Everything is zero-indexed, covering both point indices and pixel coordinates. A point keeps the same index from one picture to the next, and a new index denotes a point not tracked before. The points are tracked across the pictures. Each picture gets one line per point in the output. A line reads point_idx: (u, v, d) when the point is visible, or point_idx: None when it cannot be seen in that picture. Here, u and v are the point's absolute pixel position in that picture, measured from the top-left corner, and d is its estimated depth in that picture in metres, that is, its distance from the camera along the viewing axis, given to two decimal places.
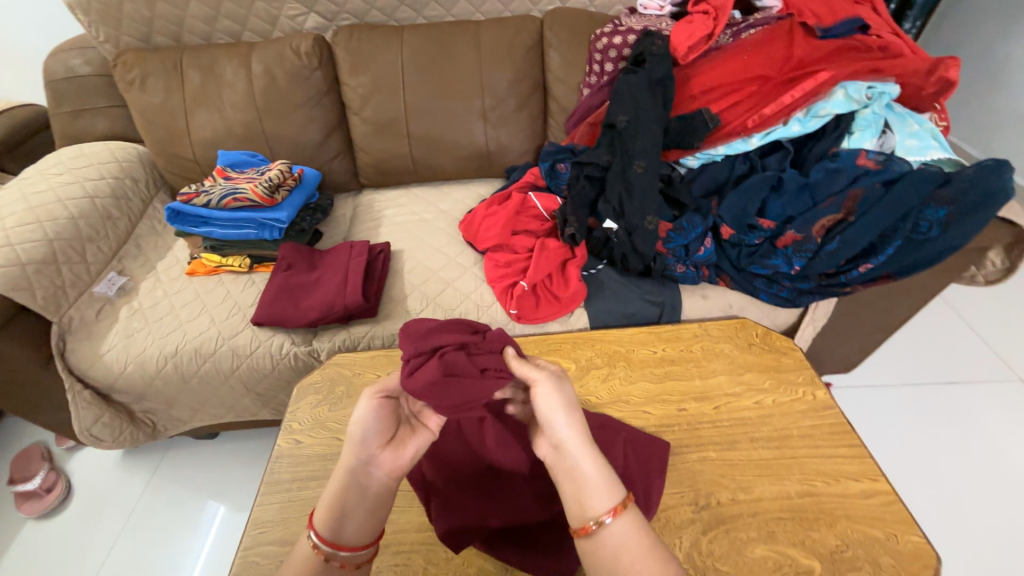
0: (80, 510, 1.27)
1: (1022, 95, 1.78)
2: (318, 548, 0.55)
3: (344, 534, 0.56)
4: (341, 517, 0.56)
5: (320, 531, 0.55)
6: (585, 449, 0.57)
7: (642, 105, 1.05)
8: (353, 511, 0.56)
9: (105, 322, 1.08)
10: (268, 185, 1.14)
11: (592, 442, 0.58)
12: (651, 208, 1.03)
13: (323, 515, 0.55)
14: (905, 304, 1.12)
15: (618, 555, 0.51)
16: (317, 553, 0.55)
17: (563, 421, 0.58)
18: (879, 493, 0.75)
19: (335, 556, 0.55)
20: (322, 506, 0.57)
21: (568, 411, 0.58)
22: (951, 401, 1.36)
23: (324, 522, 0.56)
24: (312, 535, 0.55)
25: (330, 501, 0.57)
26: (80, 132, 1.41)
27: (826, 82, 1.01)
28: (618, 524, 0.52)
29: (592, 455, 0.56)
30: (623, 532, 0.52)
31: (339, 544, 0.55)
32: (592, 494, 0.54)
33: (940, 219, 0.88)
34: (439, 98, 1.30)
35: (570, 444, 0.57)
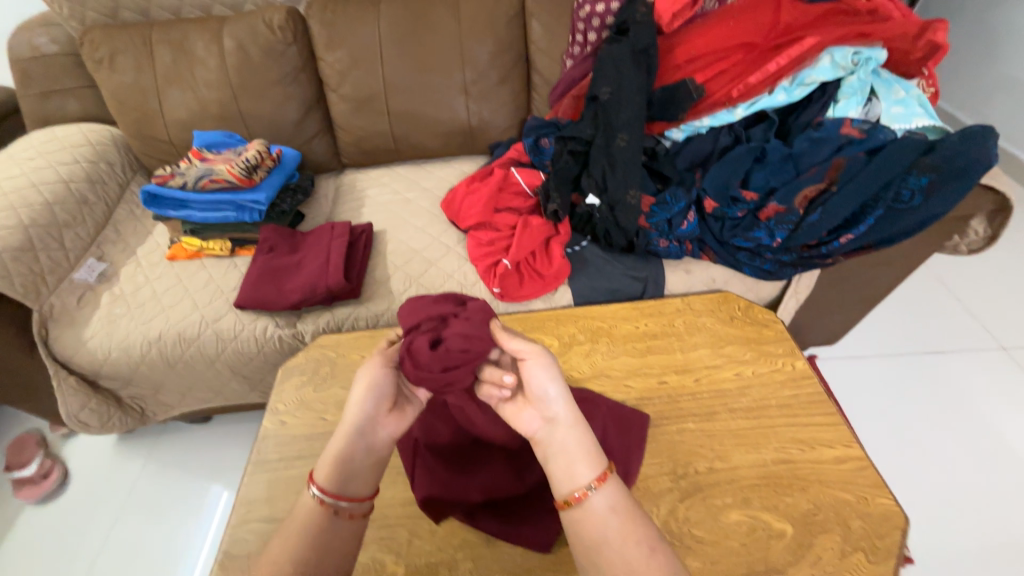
0: (77, 494, 1.28)
1: (1015, 60, 1.75)
2: (322, 500, 0.56)
3: (347, 488, 0.57)
4: (345, 473, 0.57)
5: (324, 484, 0.57)
6: (574, 421, 0.59)
7: (625, 76, 1.03)
8: (357, 467, 0.58)
9: (87, 309, 1.07)
10: (245, 165, 1.12)
11: (580, 414, 0.60)
12: (633, 182, 1.01)
13: (327, 469, 0.57)
14: (888, 275, 1.12)
15: (604, 521, 0.53)
16: (321, 506, 0.56)
17: (556, 392, 0.59)
18: (852, 458, 0.76)
19: (339, 508, 0.56)
20: (326, 462, 0.58)
21: (560, 384, 0.60)
22: (933, 370, 1.38)
23: (328, 475, 0.57)
24: (315, 489, 0.57)
25: (333, 456, 0.58)
26: (51, 114, 1.37)
27: (812, 48, 0.99)
28: (602, 493, 0.55)
29: (580, 427, 0.59)
30: (609, 499, 0.55)
31: (343, 497, 0.57)
32: (580, 463, 0.56)
33: (922, 187, 0.88)
34: (419, 72, 1.26)
35: (561, 417, 0.59)
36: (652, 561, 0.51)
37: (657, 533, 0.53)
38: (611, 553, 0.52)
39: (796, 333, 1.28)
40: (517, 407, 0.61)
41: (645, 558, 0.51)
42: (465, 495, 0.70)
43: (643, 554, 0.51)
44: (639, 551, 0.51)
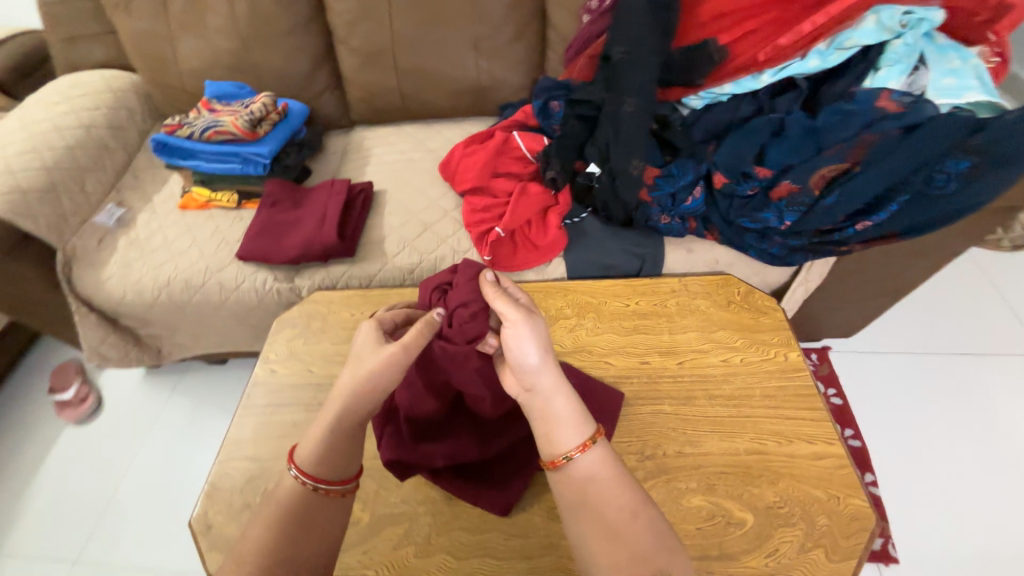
0: (110, 418, 1.42)
1: None
2: (301, 480, 0.56)
3: (330, 470, 0.56)
4: (330, 455, 0.57)
5: (305, 468, 0.56)
6: (557, 387, 0.57)
7: (639, 34, 0.93)
8: (344, 449, 0.58)
9: (106, 251, 1.13)
10: (249, 118, 1.13)
11: (563, 380, 0.58)
12: (638, 151, 0.95)
13: (308, 452, 0.57)
14: (916, 268, 1.03)
15: (587, 483, 0.54)
16: (302, 486, 0.56)
17: (537, 361, 0.57)
18: (831, 456, 0.74)
19: (324, 489, 0.56)
20: (310, 447, 0.58)
21: (541, 350, 0.58)
22: (958, 372, 1.29)
23: (307, 458, 0.57)
24: (294, 469, 0.56)
25: (318, 441, 0.58)
26: (78, 60, 1.41)
27: (858, 5, 0.87)
28: (587, 457, 0.55)
29: (563, 392, 0.57)
30: (595, 462, 0.55)
31: (328, 478, 0.56)
32: (567, 429, 0.56)
33: (960, 172, 0.80)
34: (429, 25, 1.21)
35: (544, 384, 0.57)
36: (634, 524, 0.51)
37: (642, 497, 0.53)
38: (594, 512, 0.52)
39: (807, 323, 1.21)
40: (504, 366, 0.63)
41: (627, 521, 0.51)
42: (428, 461, 0.71)
43: (624, 517, 0.51)
44: (620, 514, 0.51)
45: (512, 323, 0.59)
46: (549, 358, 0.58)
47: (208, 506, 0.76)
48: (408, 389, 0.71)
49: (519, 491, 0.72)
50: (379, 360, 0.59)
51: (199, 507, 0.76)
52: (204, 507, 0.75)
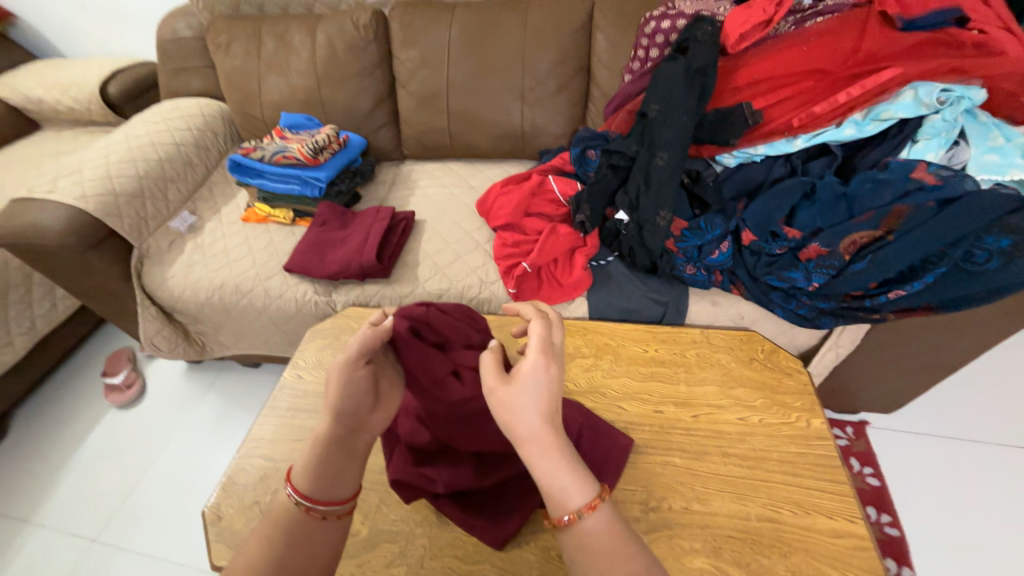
0: (150, 406, 1.52)
1: None
2: (300, 503, 0.54)
3: (327, 491, 0.54)
4: (326, 476, 0.55)
5: (302, 488, 0.54)
6: (555, 443, 0.49)
7: (675, 96, 0.99)
8: (336, 468, 0.55)
9: (174, 252, 1.27)
10: (313, 146, 1.24)
11: (561, 434, 0.50)
12: (666, 203, 0.98)
13: (304, 475, 0.54)
14: (962, 345, 0.97)
15: (591, 544, 0.46)
16: (300, 510, 0.54)
17: (533, 417, 0.49)
18: (851, 535, 0.69)
19: (322, 511, 0.54)
20: (305, 468, 0.55)
21: (539, 408, 0.49)
22: (1017, 468, 1.17)
23: (303, 479, 0.55)
24: (291, 491, 0.54)
25: (312, 461, 0.55)
26: (179, 88, 1.63)
27: (892, 80, 0.90)
28: (592, 520, 0.47)
29: (561, 447, 0.49)
30: (598, 526, 0.47)
31: (326, 500, 0.54)
32: (569, 490, 0.48)
33: (1002, 250, 0.78)
34: (480, 75, 1.33)
35: (537, 441, 0.48)
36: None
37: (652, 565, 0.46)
38: None
39: (840, 392, 1.16)
40: None
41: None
42: (429, 484, 0.72)
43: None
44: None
45: (496, 393, 0.51)
46: (550, 412, 0.50)
47: (222, 499, 0.80)
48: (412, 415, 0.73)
49: (515, 526, 0.71)
50: (342, 377, 0.56)
51: (213, 498, 0.80)
52: (218, 499, 0.80)
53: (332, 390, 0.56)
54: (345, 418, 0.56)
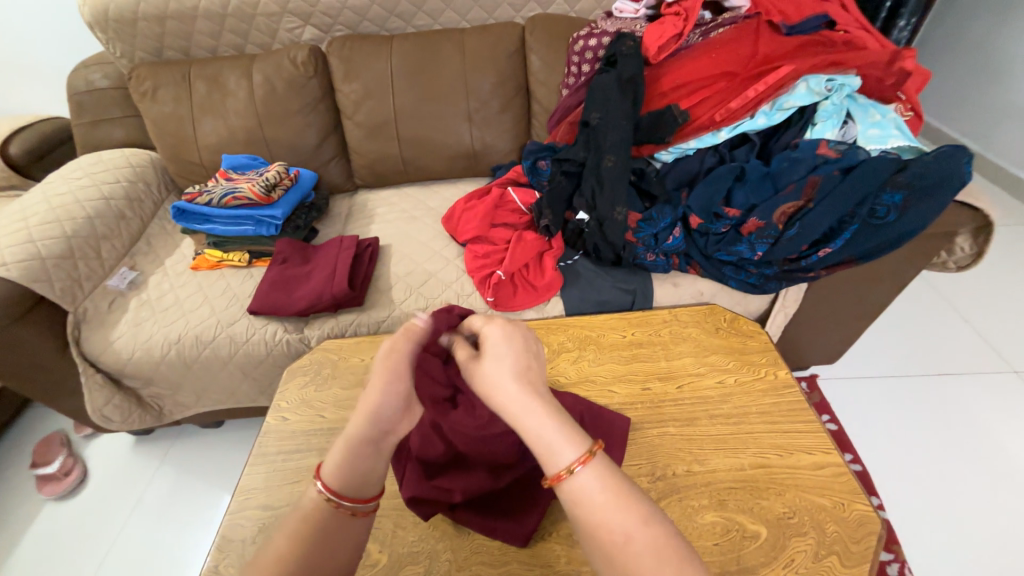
0: (95, 492, 1.33)
1: None
2: (327, 497, 0.53)
3: (356, 487, 0.54)
4: (354, 471, 0.54)
5: (330, 479, 0.54)
6: (533, 403, 0.53)
7: (612, 103, 1.10)
8: (366, 468, 0.55)
9: (117, 312, 1.17)
10: (265, 184, 1.23)
11: (538, 394, 0.54)
12: (620, 199, 1.07)
13: (334, 469, 0.54)
14: (882, 291, 1.13)
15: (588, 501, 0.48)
16: (325, 502, 0.53)
17: (508, 378, 0.55)
18: (830, 465, 0.77)
19: (347, 506, 0.53)
20: (334, 459, 0.55)
21: (510, 372, 0.56)
22: (941, 393, 1.35)
23: (334, 474, 0.54)
24: (319, 484, 0.54)
25: (343, 452, 0.55)
26: (98, 140, 1.52)
27: (788, 75, 1.05)
28: (587, 472, 0.49)
29: (540, 409, 0.53)
30: (595, 477, 0.49)
31: (351, 495, 0.54)
32: (546, 452, 0.51)
33: (896, 204, 0.93)
34: (426, 101, 1.37)
35: (514, 403, 0.53)
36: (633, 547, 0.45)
37: (648, 512, 0.47)
38: (607, 532, 0.46)
39: (793, 350, 1.29)
40: None
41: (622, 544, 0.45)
42: (445, 496, 0.71)
43: (622, 538, 0.46)
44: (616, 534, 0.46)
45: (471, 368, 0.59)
46: (526, 377, 0.56)
47: (219, 560, 0.74)
48: (423, 428, 0.73)
49: (535, 522, 0.71)
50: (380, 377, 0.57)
51: (209, 562, 0.74)
52: (215, 561, 0.73)
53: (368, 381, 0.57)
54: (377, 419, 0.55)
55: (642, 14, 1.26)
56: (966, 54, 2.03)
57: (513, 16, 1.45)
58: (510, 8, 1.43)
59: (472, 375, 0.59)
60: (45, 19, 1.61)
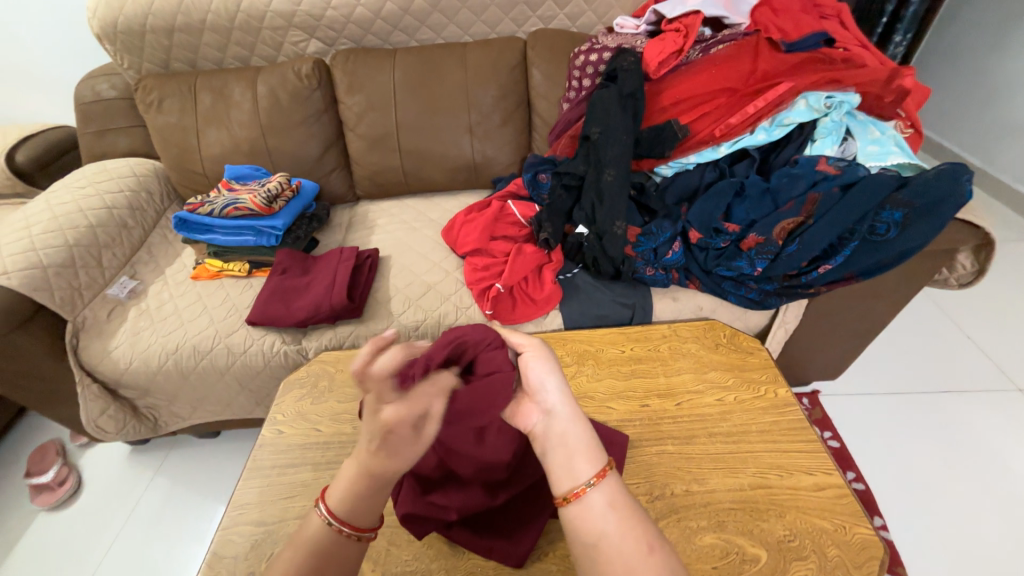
0: (88, 503, 1.31)
1: None
2: (335, 527, 0.52)
3: (364, 517, 0.53)
4: (359, 502, 0.52)
5: (336, 509, 0.53)
6: (575, 411, 0.57)
7: (613, 117, 1.10)
8: (373, 500, 0.53)
9: (116, 322, 1.17)
10: (267, 195, 1.23)
11: (577, 405, 0.58)
12: (620, 214, 1.07)
13: (339, 499, 0.53)
14: (883, 307, 1.12)
15: (603, 518, 0.49)
16: (332, 530, 0.52)
17: (553, 383, 0.59)
18: (831, 486, 0.76)
19: (357, 534, 0.53)
20: (338, 488, 0.54)
21: (556, 375, 0.60)
22: (945, 411, 1.33)
23: (340, 505, 0.53)
24: (324, 513, 0.53)
25: (347, 479, 0.54)
26: (103, 149, 1.54)
27: (787, 92, 1.06)
28: (602, 486, 0.51)
29: (580, 419, 0.57)
30: (608, 495, 0.51)
31: (363, 523, 0.53)
32: (580, 458, 0.53)
33: (897, 221, 0.93)
34: (428, 114, 1.39)
35: (565, 404, 0.57)
36: (653, 560, 0.46)
37: (655, 530, 0.50)
38: (611, 551, 0.47)
39: (794, 366, 1.28)
40: (516, 403, 0.60)
41: (645, 556, 0.46)
42: (440, 513, 0.70)
43: (642, 552, 0.47)
44: (638, 547, 0.47)
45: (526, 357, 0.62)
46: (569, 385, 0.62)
47: None
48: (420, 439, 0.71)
49: (531, 543, 0.70)
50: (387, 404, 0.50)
51: None
52: None
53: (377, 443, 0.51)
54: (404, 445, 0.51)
55: (643, 29, 1.27)
56: (966, 70, 2.04)
57: (516, 31, 1.47)
58: (512, 23, 1.45)
59: (526, 366, 0.61)
60: (55, 30, 1.63)
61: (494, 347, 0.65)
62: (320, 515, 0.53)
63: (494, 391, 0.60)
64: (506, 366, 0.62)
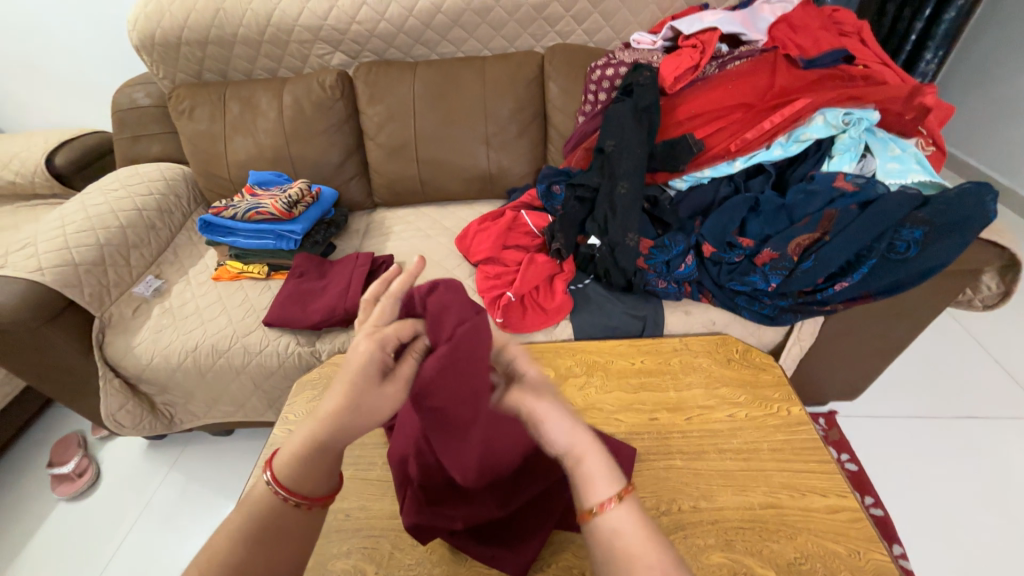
0: (105, 495, 1.35)
1: None
2: (276, 490, 0.51)
3: (308, 484, 0.51)
4: (303, 467, 0.51)
5: (281, 475, 0.51)
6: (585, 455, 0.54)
7: (628, 131, 1.11)
8: (318, 466, 0.51)
9: (140, 319, 1.21)
10: (288, 201, 1.27)
11: (593, 444, 0.55)
12: (632, 226, 1.08)
13: (283, 463, 0.51)
14: (905, 326, 1.09)
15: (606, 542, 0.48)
16: (276, 497, 0.51)
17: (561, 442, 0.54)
18: (845, 510, 0.74)
19: (302, 503, 0.51)
20: (284, 454, 0.52)
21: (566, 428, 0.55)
22: (971, 438, 1.28)
23: (282, 468, 0.51)
24: (269, 477, 0.51)
25: (294, 445, 0.52)
26: (136, 154, 1.61)
27: (804, 109, 1.07)
28: (608, 514, 0.48)
29: (591, 456, 0.53)
30: (617, 522, 0.48)
31: (307, 492, 0.51)
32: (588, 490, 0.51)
33: (917, 239, 0.91)
34: (446, 124, 1.42)
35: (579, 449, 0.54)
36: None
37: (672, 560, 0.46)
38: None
39: (810, 385, 1.25)
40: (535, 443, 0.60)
41: None
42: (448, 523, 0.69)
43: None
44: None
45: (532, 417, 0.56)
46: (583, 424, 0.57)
47: None
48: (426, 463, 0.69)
49: (535, 551, 0.70)
50: (359, 351, 0.52)
51: None
52: None
53: (340, 389, 0.51)
54: (350, 398, 0.50)
55: (659, 45, 1.28)
56: (993, 88, 2.01)
57: (534, 45, 1.50)
58: (530, 37, 1.48)
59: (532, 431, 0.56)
60: (97, 41, 1.73)
61: (449, 309, 0.57)
62: (270, 489, 0.51)
63: (464, 357, 0.55)
64: (469, 313, 0.58)
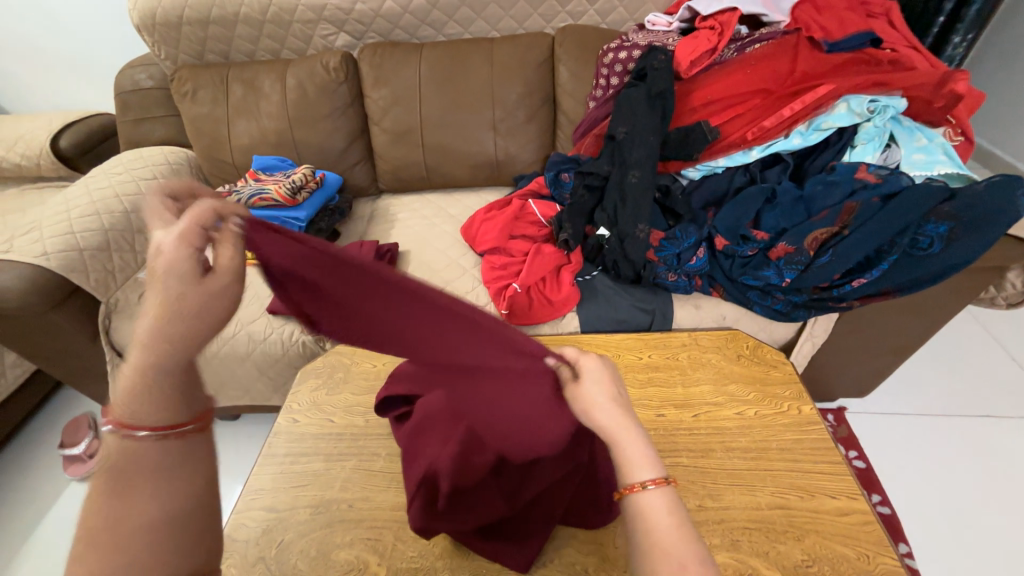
0: None
1: None
2: (123, 432, 0.45)
3: (161, 408, 0.46)
4: (147, 394, 0.46)
5: (120, 416, 0.46)
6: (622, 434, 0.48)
7: (640, 117, 1.07)
8: (168, 387, 0.47)
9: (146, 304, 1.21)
10: (291, 186, 1.24)
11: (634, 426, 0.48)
12: (643, 217, 1.05)
13: (118, 401, 0.46)
14: (924, 324, 1.06)
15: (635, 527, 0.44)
16: (124, 439, 0.45)
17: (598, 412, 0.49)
18: (855, 512, 0.72)
19: (168, 432, 0.46)
20: (120, 390, 0.47)
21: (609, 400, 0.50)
22: (985, 437, 1.26)
23: (122, 406, 0.46)
24: (109, 424, 0.46)
25: (126, 380, 0.47)
26: (140, 137, 1.60)
27: (826, 96, 1.02)
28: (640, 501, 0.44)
29: (628, 438, 0.47)
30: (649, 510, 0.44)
31: (164, 418, 0.46)
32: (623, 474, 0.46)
33: (941, 235, 0.87)
34: (452, 109, 1.38)
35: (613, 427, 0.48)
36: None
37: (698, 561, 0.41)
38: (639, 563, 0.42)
39: (821, 381, 1.23)
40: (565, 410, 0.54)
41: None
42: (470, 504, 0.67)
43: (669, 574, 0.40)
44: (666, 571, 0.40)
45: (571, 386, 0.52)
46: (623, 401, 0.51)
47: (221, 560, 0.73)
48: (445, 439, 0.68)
49: (537, 549, 0.70)
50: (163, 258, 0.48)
51: None
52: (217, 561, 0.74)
53: (152, 294, 0.47)
54: (170, 303, 0.47)
55: (675, 27, 1.22)
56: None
57: (544, 26, 1.45)
58: (540, 18, 1.43)
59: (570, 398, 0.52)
60: (98, 21, 1.69)
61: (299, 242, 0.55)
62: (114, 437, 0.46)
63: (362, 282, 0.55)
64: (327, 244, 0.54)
